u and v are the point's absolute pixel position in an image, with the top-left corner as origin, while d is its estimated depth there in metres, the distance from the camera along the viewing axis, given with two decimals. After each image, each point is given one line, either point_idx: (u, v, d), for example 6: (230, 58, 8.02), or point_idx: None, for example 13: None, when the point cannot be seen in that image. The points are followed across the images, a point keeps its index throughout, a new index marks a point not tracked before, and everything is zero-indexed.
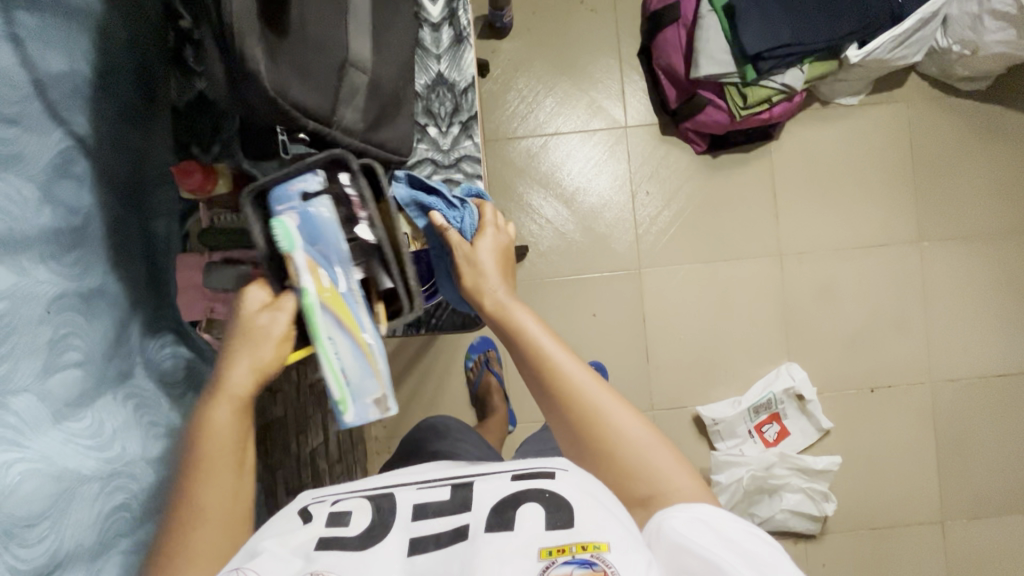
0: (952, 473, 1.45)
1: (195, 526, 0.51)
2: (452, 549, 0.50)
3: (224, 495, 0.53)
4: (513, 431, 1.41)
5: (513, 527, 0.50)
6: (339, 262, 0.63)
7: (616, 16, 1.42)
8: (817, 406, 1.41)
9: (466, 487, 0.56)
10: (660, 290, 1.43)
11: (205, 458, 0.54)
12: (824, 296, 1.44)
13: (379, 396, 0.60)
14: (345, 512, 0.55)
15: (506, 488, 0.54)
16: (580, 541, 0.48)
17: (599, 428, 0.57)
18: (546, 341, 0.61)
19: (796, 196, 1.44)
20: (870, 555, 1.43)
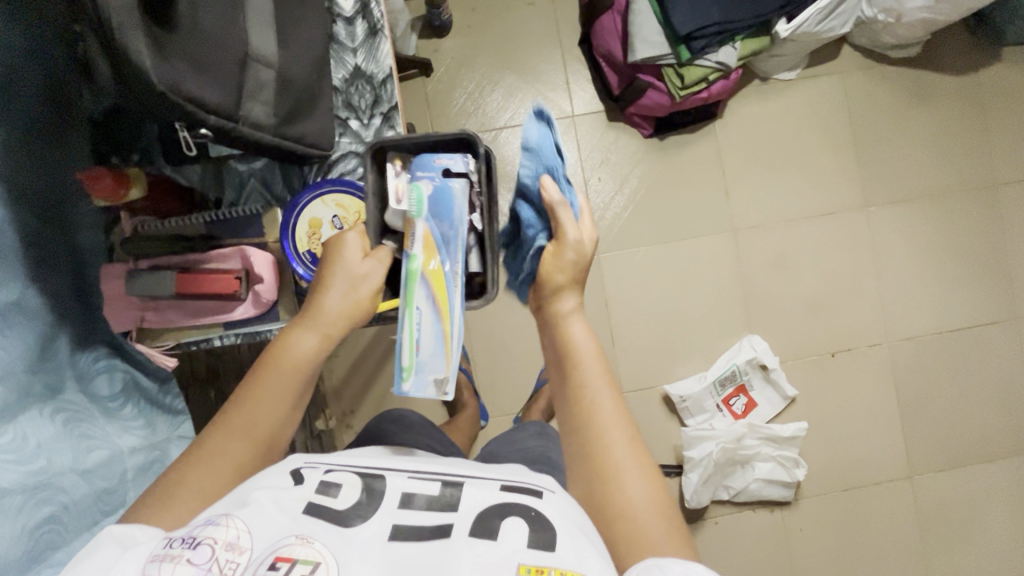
0: (916, 429, 1.49)
1: (237, 429, 0.60)
2: (430, 544, 0.51)
3: (274, 418, 0.62)
4: (486, 426, 1.41)
5: (496, 538, 0.52)
6: (452, 246, 0.67)
7: (554, 7, 1.44)
8: (781, 375, 1.44)
9: (458, 486, 0.57)
10: (620, 274, 1.45)
11: (268, 381, 0.63)
12: (779, 266, 1.48)
13: (441, 378, 0.65)
14: (335, 484, 0.56)
15: (493, 499, 0.55)
16: (559, 566, 0.50)
17: (604, 462, 0.60)
18: (595, 364, 0.66)
19: (744, 172, 1.47)
20: (845, 516, 1.46)
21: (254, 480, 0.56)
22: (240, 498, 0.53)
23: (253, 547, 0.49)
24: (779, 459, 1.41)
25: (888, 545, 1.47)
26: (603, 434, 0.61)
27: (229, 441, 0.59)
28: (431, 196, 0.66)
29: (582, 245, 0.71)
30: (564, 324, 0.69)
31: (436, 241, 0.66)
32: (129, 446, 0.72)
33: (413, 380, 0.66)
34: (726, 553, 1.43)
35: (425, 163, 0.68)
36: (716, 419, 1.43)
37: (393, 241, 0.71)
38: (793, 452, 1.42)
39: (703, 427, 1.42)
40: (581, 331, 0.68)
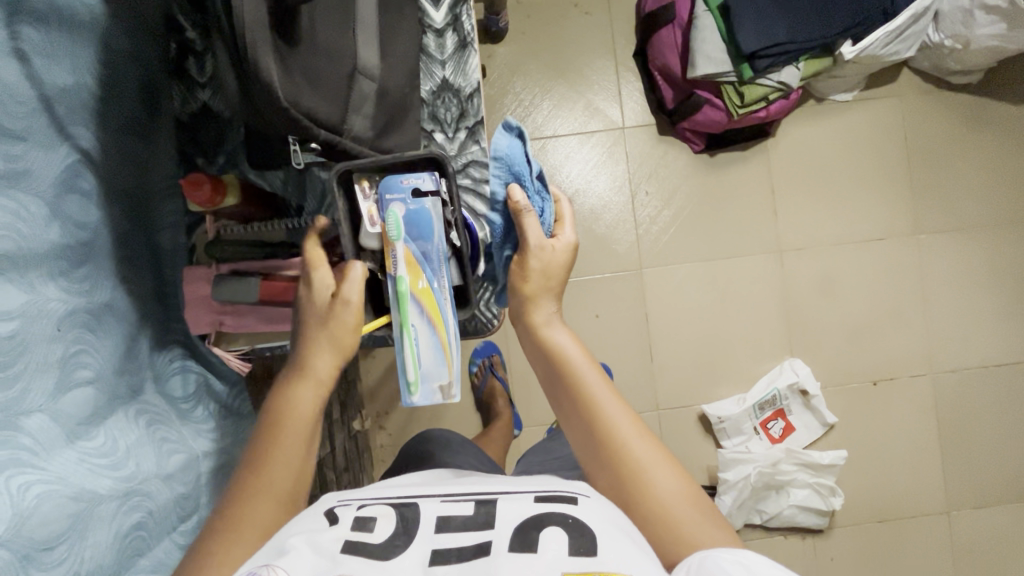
0: (956, 463, 1.46)
1: (261, 492, 0.56)
2: (474, 564, 0.50)
3: (290, 471, 0.58)
4: (518, 435, 1.41)
5: (535, 550, 0.51)
6: (438, 262, 0.65)
7: (611, 17, 1.42)
8: (821, 400, 1.42)
9: (490, 503, 0.56)
10: (662, 290, 1.43)
11: (280, 434, 0.60)
12: (824, 290, 1.45)
13: (447, 384, 0.65)
14: (370, 517, 0.55)
15: (530, 509, 0.55)
16: (604, 570, 0.49)
17: (625, 466, 0.59)
18: (588, 367, 0.65)
19: (793, 193, 1.45)
20: (879, 548, 1.43)
21: (290, 525, 0.55)
22: (272, 550, 0.51)
23: None
24: (815, 486, 1.39)
25: None
26: (615, 434, 0.60)
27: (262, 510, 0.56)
28: (407, 218, 0.63)
29: (559, 252, 0.70)
30: (546, 332, 0.67)
31: (419, 262, 0.64)
32: (203, 450, 0.73)
33: (421, 391, 0.65)
34: None
35: (392, 185, 0.63)
36: (752, 442, 1.41)
37: (373, 261, 0.68)
38: (829, 481, 1.39)
39: (739, 449, 1.40)
40: (566, 334, 0.67)
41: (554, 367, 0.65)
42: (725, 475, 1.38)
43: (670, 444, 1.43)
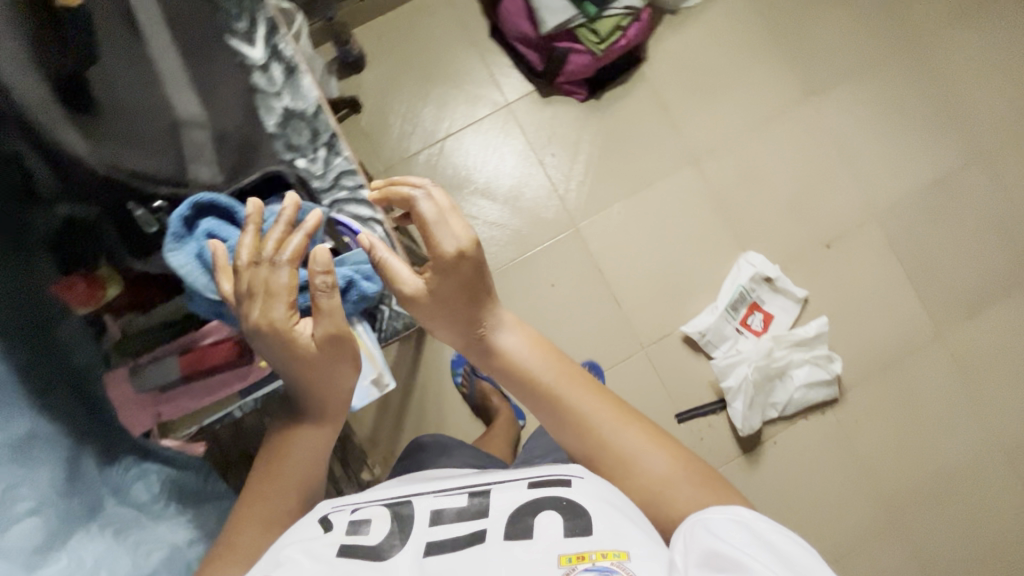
0: (928, 289, 1.51)
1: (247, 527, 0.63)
2: (466, 552, 0.54)
3: (286, 497, 0.65)
4: (524, 425, 1.41)
5: (530, 536, 0.54)
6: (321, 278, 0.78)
7: (457, 10, 1.46)
8: (784, 279, 1.45)
9: (484, 495, 0.59)
10: (602, 237, 1.46)
11: (279, 473, 0.66)
12: (751, 180, 1.49)
13: (376, 377, 0.82)
14: (364, 520, 0.58)
15: (522, 496, 0.58)
16: (599, 549, 0.52)
17: (602, 454, 0.67)
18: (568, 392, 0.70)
19: (685, 103, 1.49)
20: (889, 391, 1.49)
21: (287, 538, 0.59)
22: (270, 562, 0.55)
23: None
24: (811, 360, 1.42)
25: (937, 404, 1.50)
26: (628, 457, 0.66)
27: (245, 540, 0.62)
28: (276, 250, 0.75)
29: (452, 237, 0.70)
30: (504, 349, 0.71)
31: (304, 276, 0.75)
32: (186, 538, 0.74)
33: (357, 394, 0.81)
34: (793, 465, 1.46)
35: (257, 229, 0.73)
36: (740, 343, 1.43)
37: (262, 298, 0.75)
38: (821, 349, 1.43)
39: (731, 355, 1.41)
40: (517, 338, 0.72)
41: (530, 393, 0.70)
42: (728, 384, 1.40)
43: (667, 375, 1.44)
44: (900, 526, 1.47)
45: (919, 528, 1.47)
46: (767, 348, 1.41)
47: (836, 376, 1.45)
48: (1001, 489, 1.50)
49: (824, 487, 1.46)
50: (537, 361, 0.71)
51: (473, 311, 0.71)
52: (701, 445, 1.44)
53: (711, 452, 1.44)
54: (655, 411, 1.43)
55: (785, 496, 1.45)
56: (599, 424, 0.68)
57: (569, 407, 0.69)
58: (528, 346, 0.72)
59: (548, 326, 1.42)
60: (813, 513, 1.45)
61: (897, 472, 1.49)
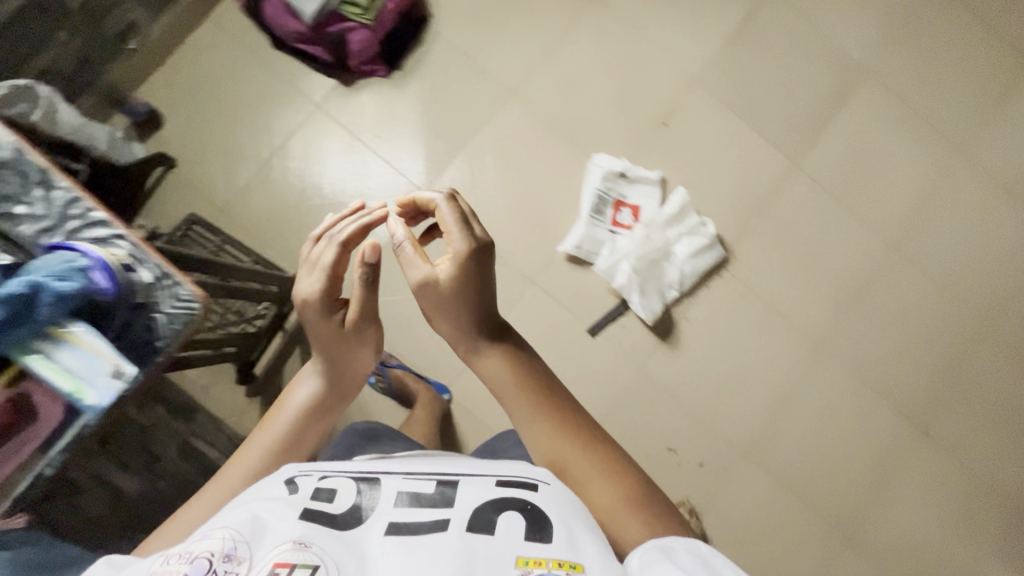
0: (767, 127, 1.58)
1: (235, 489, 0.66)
2: (429, 537, 0.51)
3: (228, 488, 0.66)
4: (449, 396, 1.43)
5: (491, 532, 0.52)
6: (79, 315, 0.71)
7: (232, 33, 1.45)
8: (635, 167, 1.49)
9: (452, 485, 0.57)
10: (455, 193, 1.48)
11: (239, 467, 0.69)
12: (572, 90, 1.53)
13: None
14: (331, 490, 0.56)
15: (487, 492, 0.56)
16: (557, 557, 0.50)
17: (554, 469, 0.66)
18: (531, 403, 0.70)
19: (484, 43, 1.52)
20: (771, 233, 1.54)
21: (251, 493, 0.56)
22: (226, 517, 0.51)
23: (252, 556, 0.48)
24: (687, 232, 1.47)
25: (819, 227, 1.57)
26: (579, 480, 0.64)
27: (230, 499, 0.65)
28: None
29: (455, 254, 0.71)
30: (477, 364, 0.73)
31: None
32: None
33: None
34: (712, 333, 1.50)
35: None
36: (618, 241, 1.47)
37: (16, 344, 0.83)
38: (692, 218, 1.48)
39: (613, 256, 1.45)
40: (496, 362, 0.72)
41: (509, 397, 0.71)
42: (620, 283, 1.44)
43: (564, 296, 1.46)
44: (826, 349, 1.54)
45: (843, 344, 1.55)
46: (641, 236, 1.46)
47: (715, 236, 1.50)
48: (899, 282, 1.59)
49: (746, 342, 1.51)
50: (516, 376, 0.71)
51: (465, 332, 0.73)
52: (620, 348, 1.47)
53: (632, 351, 1.47)
54: (565, 334, 1.45)
55: (714, 364, 1.49)
56: (554, 442, 0.67)
57: (532, 412, 0.69)
58: (509, 367, 0.72)
59: None
60: (744, 370, 1.50)
61: (807, 303, 1.54)
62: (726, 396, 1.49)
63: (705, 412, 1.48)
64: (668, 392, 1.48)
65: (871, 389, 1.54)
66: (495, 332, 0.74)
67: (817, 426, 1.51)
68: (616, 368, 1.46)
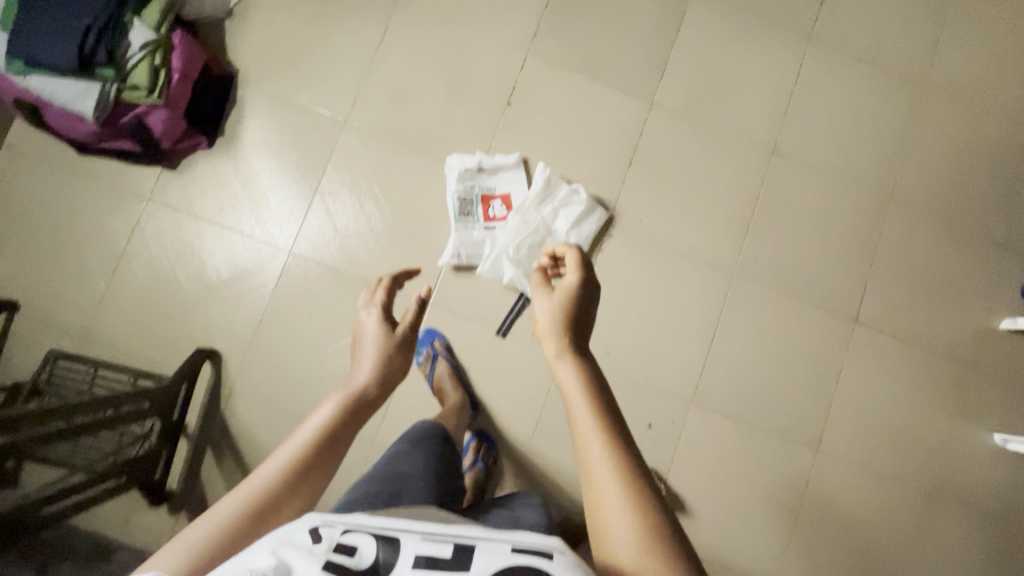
0: (613, 74, 1.52)
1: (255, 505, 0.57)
2: None
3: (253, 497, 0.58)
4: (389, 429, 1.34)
5: None
6: None
7: (37, 157, 1.37)
8: (489, 157, 1.43)
9: (471, 547, 0.47)
10: (321, 243, 1.42)
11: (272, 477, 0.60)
12: (406, 101, 1.47)
13: None
14: (350, 547, 0.47)
15: (503, 562, 0.46)
16: None
17: (587, 491, 0.59)
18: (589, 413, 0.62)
19: (304, 85, 1.46)
20: (648, 179, 1.51)
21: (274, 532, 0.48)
22: (247, 558, 0.45)
23: None
24: (561, 204, 1.43)
25: (694, 158, 1.53)
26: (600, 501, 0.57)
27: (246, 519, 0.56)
28: None
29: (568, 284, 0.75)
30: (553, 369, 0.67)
31: None
32: None
33: None
34: (619, 297, 1.48)
35: None
36: (495, 234, 1.42)
37: None
38: (562, 190, 1.44)
39: (495, 251, 1.40)
40: (572, 371, 0.66)
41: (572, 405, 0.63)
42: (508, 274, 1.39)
43: (462, 309, 1.42)
44: (737, 275, 1.51)
45: (752, 265, 1.52)
46: (516, 223, 1.41)
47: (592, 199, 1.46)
48: (790, 186, 1.55)
49: (655, 294, 1.49)
50: (594, 391, 0.64)
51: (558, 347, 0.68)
52: (533, 341, 1.43)
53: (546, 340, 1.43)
54: (473, 345, 1.42)
55: (630, 326, 1.47)
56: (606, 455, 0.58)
57: (603, 445, 0.59)
58: (584, 379, 0.65)
59: (332, 350, 1.39)
60: (662, 322, 1.48)
61: (704, 235, 1.51)
62: (652, 353, 1.47)
63: (636, 377, 1.46)
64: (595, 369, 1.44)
65: (793, 300, 1.52)
66: (583, 352, 0.69)
67: (750, 354, 1.49)
68: (536, 362, 1.42)
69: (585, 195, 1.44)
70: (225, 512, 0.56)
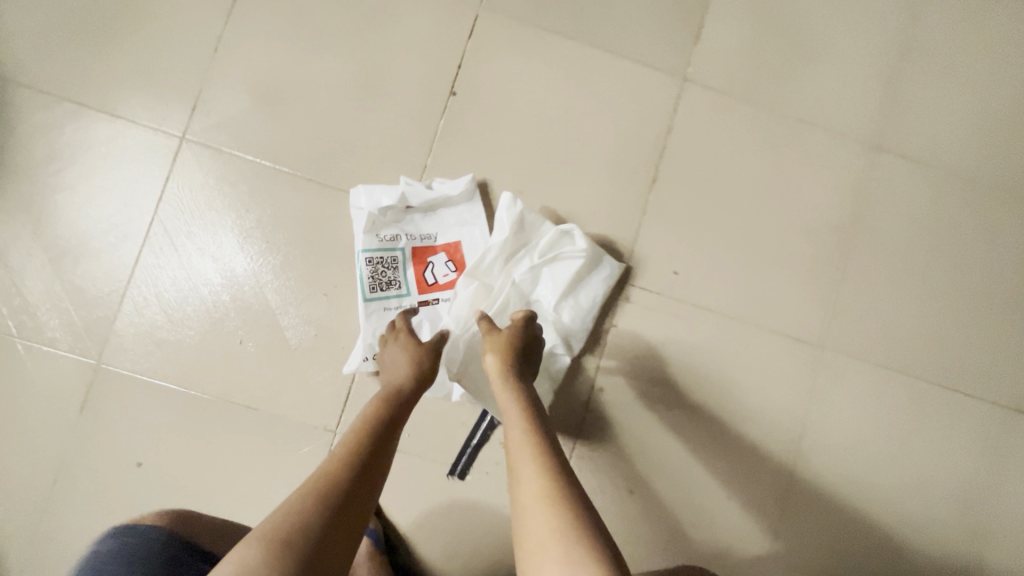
0: (618, 42, 0.95)
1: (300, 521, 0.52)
2: None
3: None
4: None
5: None
6: None
7: None
8: (418, 188, 0.87)
9: None
10: (149, 345, 0.85)
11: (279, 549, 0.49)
12: (285, 94, 0.89)
13: None
14: None
15: None
16: None
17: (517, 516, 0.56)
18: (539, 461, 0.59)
19: (110, 70, 0.88)
20: (683, 202, 0.94)
21: None
22: None
23: None
24: (540, 260, 0.87)
25: (754, 164, 0.96)
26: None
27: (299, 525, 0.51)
28: None
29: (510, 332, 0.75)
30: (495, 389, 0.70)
31: None
32: None
33: None
34: (645, 395, 0.91)
35: None
36: (437, 315, 0.86)
37: None
38: (541, 235, 0.87)
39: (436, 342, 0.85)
40: (514, 405, 0.67)
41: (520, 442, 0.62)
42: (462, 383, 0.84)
43: None
44: (834, 348, 0.94)
45: (858, 329, 0.94)
46: (473, 297, 0.85)
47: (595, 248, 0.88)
48: (910, 198, 0.97)
49: (704, 387, 0.92)
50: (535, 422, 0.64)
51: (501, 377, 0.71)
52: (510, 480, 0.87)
53: None
54: (412, 492, 0.87)
55: (666, 443, 0.91)
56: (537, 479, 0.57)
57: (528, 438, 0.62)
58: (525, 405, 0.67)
59: None
60: (717, 432, 0.91)
61: (775, 293, 0.94)
62: (704, 486, 0.90)
63: (680, 529, 0.90)
64: (613, 522, 0.89)
65: (927, 382, 0.94)
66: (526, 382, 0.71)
67: (864, 479, 0.92)
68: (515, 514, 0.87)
69: (583, 245, 0.87)
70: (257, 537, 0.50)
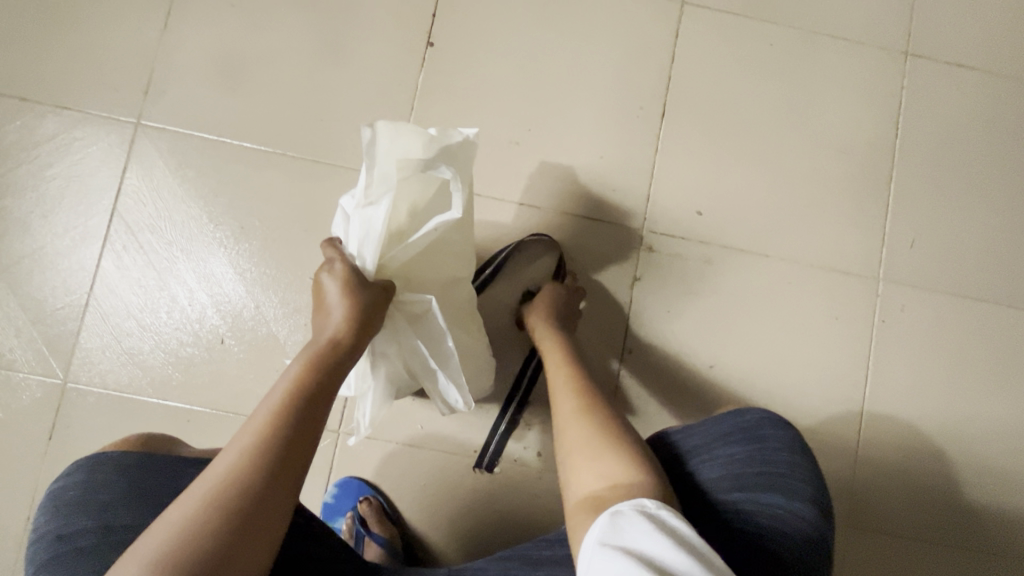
0: None
1: (257, 448, 0.42)
2: None
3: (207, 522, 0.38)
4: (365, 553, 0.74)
5: None
6: None
7: None
8: (393, 129, 0.56)
9: None
10: (121, 356, 0.76)
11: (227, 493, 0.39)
12: (246, 66, 0.81)
13: None
14: None
15: None
16: None
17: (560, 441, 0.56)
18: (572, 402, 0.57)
19: (51, 62, 0.79)
20: (699, 135, 0.85)
21: None
22: None
23: None
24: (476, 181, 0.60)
25: (771, 85, 0.86)
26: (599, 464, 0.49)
27: (264, 453, 0.42)
28: None
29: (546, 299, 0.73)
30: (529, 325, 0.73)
31: None
32: None
33: None
34: (683, 355, 0.81)
35: None
36: (422, 314, 0.59)
37: None
38: (538, 198, 0.82)
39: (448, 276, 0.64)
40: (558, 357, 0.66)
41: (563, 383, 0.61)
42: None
43: (403, 432, 0.77)
44: (885, 279, 0.84)
45: (908, 255, 0.85)
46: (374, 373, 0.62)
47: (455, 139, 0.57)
48: (945, 106, 0.88)
49: (747, 337, 0.82)
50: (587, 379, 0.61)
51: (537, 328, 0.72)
52: (544, 464, 0.78)
53: None
54: (435, 491, 0.77)
55: (713, 405, 0.81)
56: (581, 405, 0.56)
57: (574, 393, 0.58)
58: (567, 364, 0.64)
59: None
60: (767, 388, 0.82)
61: (813, 224, 0.84)
62: None
63: None
64: None
65: (992, 306, 0.85)
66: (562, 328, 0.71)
67: (937, 419, 0.82)
68: (553, 502, 0.77)
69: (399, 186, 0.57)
70: (215, 477, 0.40)
